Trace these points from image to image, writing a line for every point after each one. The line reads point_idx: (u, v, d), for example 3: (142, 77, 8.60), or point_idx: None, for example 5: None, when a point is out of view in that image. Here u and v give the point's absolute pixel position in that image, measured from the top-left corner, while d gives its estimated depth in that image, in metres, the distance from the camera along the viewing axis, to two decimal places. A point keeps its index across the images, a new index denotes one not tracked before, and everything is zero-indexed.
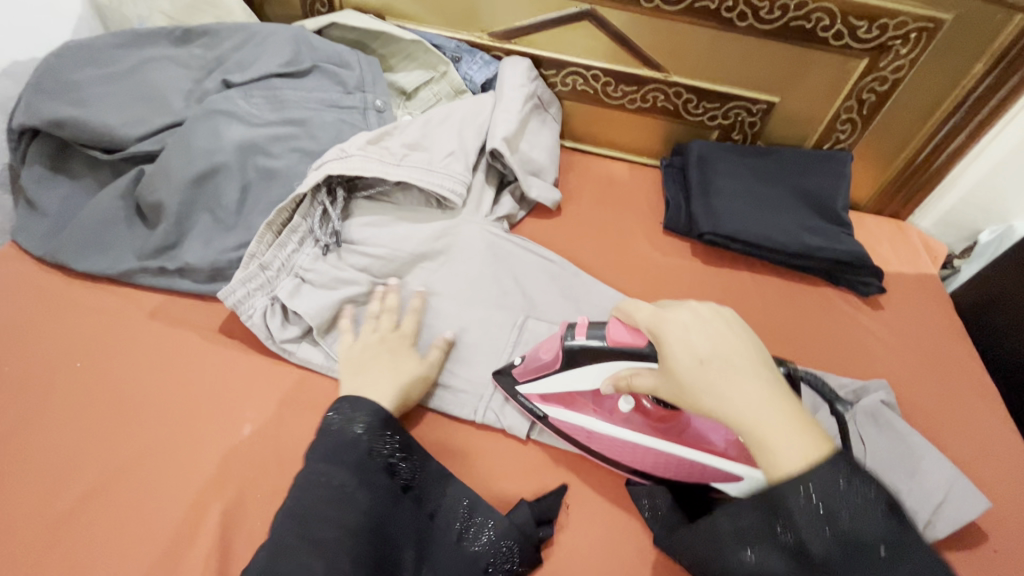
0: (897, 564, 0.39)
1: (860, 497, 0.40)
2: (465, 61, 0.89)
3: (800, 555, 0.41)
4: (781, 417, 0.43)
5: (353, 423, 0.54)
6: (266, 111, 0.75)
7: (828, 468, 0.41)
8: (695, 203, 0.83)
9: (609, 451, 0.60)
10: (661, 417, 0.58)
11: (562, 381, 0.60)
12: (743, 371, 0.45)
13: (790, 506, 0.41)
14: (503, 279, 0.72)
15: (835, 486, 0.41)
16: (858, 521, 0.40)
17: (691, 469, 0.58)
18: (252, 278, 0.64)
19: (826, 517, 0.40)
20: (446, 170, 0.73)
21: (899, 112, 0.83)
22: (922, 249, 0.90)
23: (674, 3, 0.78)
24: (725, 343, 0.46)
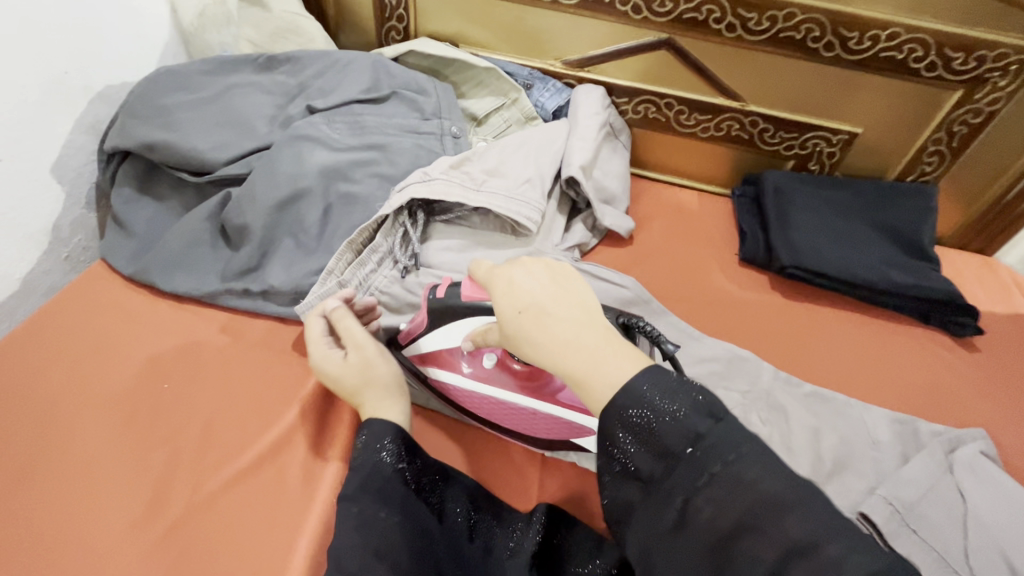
0: (704, 464, 0.36)
1: (658, 398, 0.38)
2: (536, 89, 0.89)
3: (643, 476, 0.38)
4: (594, 345, 0.41)
5: (375, 448, 0.50)
6: (347, 136, 0.76)
7: (636, 386, 0.38)
8: (773, 236, 0.81)
9: (476, 406, 0.60)
10: (525, 374, 0.58)
11: (434, 343, 0.60)
12: (561, 317, 0.42)
13: (618, 432, 0.38)
14: None
15: (637, 395, 0.38)
16: (660, 425, 0.37)
17: (549, 424, 0.57)
18: (330, 295, 0.65)
19: (640, 432, 0.38)
20: (524, 198, 0.72)
21: (990, 145, 0.80)
22: (1013, 287, 0.85)
23: (758, 33, 0.77)
24: (552, 288, 0.44)
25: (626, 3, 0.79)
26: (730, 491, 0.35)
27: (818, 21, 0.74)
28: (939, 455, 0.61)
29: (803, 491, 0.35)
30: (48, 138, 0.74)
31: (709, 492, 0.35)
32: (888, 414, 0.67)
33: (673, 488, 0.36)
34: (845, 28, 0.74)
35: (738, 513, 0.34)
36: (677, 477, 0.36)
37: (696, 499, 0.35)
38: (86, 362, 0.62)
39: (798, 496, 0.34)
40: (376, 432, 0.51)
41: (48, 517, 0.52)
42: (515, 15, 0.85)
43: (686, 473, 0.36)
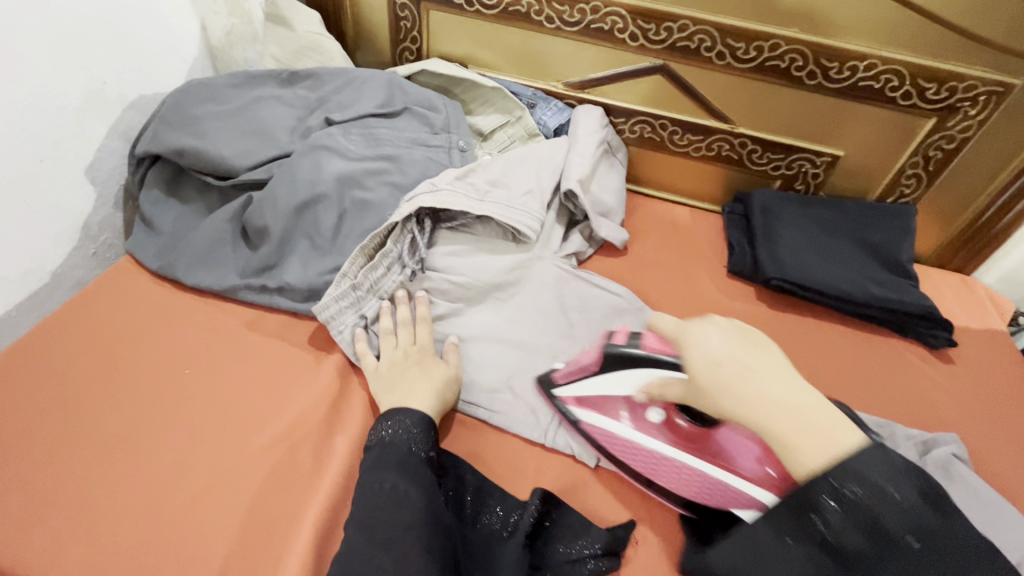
0: (924, 556, 0.41)
1: (893, 489, 0.42)
2: (539, 108, 0.95)
3: (836, 552, 0.43)
4: (796, 411, 0.45)
5: (405, 434, 0.56)
6: (361, 147, 0.81)
7: (856, 462, 0.43)
8: (760, 250, 0.86)
9: (627, 458, 0.60)
10: (690, 435, 0.60)
11: (597, 386, 0.62)
12: (769, 378, 0.47)
13: (825, 502, 0.43)
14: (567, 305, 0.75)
15: (870, 478, 0.42)
16: (881, 507, 0.42)
17: (702, 486, 0.56)
18: (345, 296, 0.68)
19: (856, 512, 0.42)
20: (525, 208, 0.77)
21: (964, 169, 0.85)
22: (990, 305, 0.89)
23: (746, 61, 0.83)
24: (747, 350, 0.49)
25: (624, 31, 0.85)
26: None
27: (801, 52, 0.80)
28: (912, 456, 0.65)
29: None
30: (84, 141, 0.79)
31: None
32: (868, 417, 0.70)
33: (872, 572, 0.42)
34: (826, 58, 0.80)
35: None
36: (886, 563, 0.42)
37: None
38: (112, 348, 0.66)
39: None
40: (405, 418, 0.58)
41: (74, 487, 0.56)
42: (521, 39, 0.92)
43: (877, 563, 0.42)
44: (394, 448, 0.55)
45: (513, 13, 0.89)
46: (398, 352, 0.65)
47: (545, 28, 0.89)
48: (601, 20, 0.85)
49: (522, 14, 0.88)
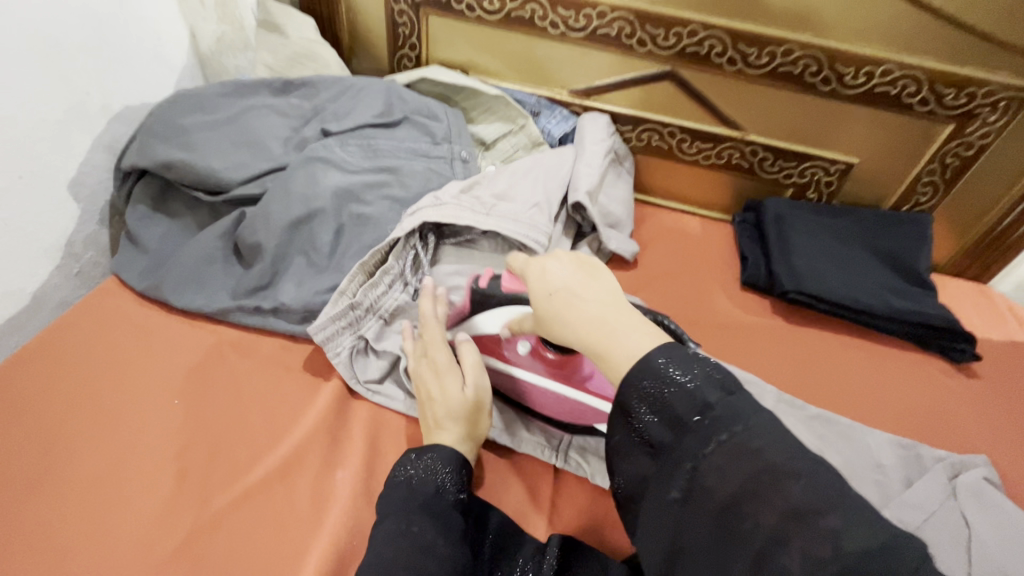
0: (714, 432, 0.38)
1: (678, 372, 0.40)
2: (543, 116, 0.92)
3: (654, 449, 0.40)
4: (613, 323, 0.45)
5: (433, 474, 0.52)
6: (360, 158, 0.78)
7: (650, 358, 0.41)
8: (775, 261, 0.82)
9: (512, 387, 0.64)
10: (559, 363, 0.60)
11: (475, 327, 0.64)
12: (590, 301, 0.46)
13: (635, 401, 0.41)
14: None
15: (656, 368, 0.41)
16: (679, 391, 0.39)
17: (564, 406, 0.61)
18: (343, 317, 0.64)
19: (655, 403, 0.40)
20: (532, 221, 0.73)
21: (982, 176, 0.83)
22: (1009, 314, 0.87)
23: (758, 66, 0.80)
24: (580, 278, 0.48)
25: (632, 37, 0.82)
26: (740, 456, 0.36)
27: (816, 57, 0.77)
28: (942, 479, 0.62)
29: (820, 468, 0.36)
30: (67, 155, 0.75)
31: (724, 451, 0.37)
32: (893, 438, 0.67)
33: (683, 456, 0.38)
34: (841, 64, 0.77)
35: (743, 478, 0.36)
36: (689, 443, 0.38)
37: (702, 463, 0.37)
38: (97, 378, 0.62)
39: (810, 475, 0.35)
40: (435, 455, 0.53)
41: (56, 534, 0.51)
42: (524, 45, 0.89)
43: (696, 439, 0.38)
44: (419, 491, 0.51)
45: (517, 18, 0.85)
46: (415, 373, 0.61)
47: (550, 33, 0.86)
48: (607, 26, 0.82)
49: (526, 19, 0.85)
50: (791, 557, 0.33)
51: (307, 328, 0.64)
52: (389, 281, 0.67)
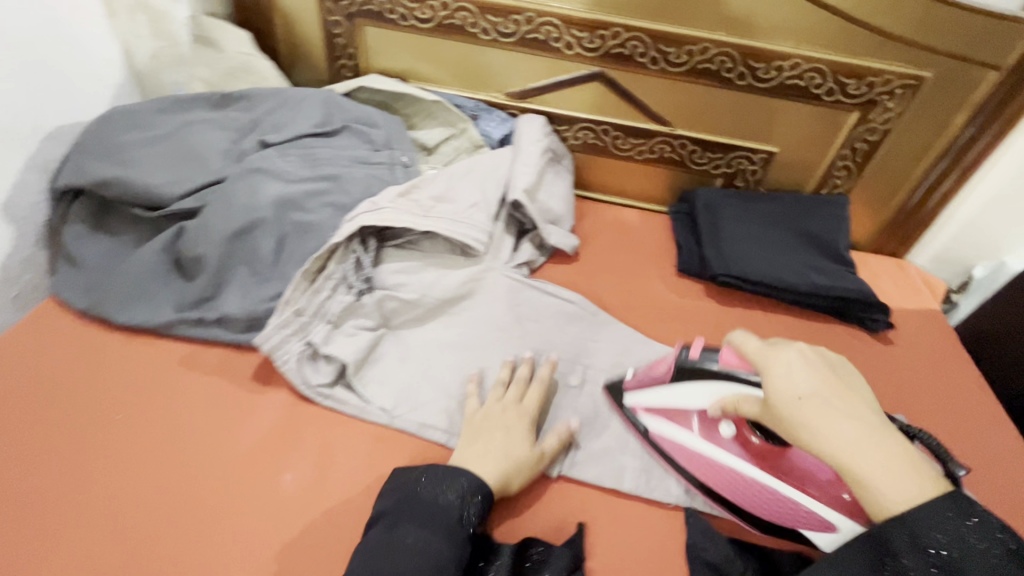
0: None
1: (977, 539, 0.38)
2: (482, 119, 0.95)
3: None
4: (883, 457, 0.42)
5: (459, 500, 0.52)
6: (299, 168, 0.79)
7: (938, 509, 0.39)
8: (706, 247, 0.88)
9: (709, 476, 0.60)
10: (763, 453, 0.58)
11: (668, 398, 0.62)
12: (845, 415, 0.44)
13: (900, 553, 0.39)
14: (519, 314, 0.74)
15: (946, 524, 0.39)
16: (965, 551, 0.38)
17: (768, 503, 0.57)
18: (287, 324, 0.64)
19: (941, 565, 0.38)
20: (471, 220, 0.76)
21: (890, 159, 0.90)
22: (923, 285, 0.94)
23: (678, 65, 0.85)
24: (830, 386, 0.46)
25: (559, 41, 0.86)
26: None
27: (730, 54, 0.83)
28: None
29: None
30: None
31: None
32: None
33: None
34: (753, 59, 0.82)
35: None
36: None
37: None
38: (35, 400, 0.62)
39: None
40: (470, 483, 0.53)
41: None
42: (459, 51, 0.91)
43: None
44: (441, 507, 0.52)
45: (449, 26, 0.88)
46: (496, 405, 0.62)
47: (481, 39, 0.89)
48: (535, 31, 0.86)
49: (458, 27, 0.88)
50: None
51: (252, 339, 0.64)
52: (332, 286, 0.68)
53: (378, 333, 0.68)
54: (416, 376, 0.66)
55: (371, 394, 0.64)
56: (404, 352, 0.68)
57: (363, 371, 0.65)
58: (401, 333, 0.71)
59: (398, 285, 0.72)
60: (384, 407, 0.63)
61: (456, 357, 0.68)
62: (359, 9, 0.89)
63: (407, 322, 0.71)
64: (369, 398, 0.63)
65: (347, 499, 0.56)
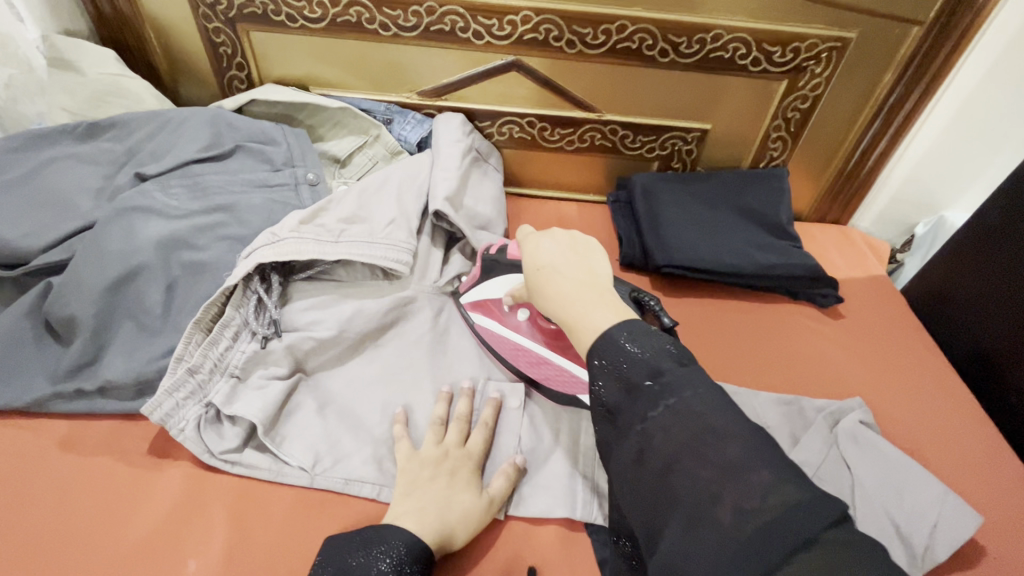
0: (663, 395, 0.39)
1: (638, 342, 0.42)
2: (396, 123, 0.87)
3: (610, 412, 0.42)
4: (589, 302, 0.47)
5: (398, 570, 0.45)
6: (187, 201, 0.70)
7: (614, 334, 0.43)
8: (647, 237, 0.83)
9: (512, 358, 0.65)
10: (555, 333, 0.63)
11: (480, 292, 0.67)
12: (568, 277, 0.49)
13: (592, 370, 0.43)
14: (447, 333, 0.69)
15: (618, 342, 0.42)
16: (633, 360, 0.41)
17: (556, 376, 0.62)
18: (179, 386, 0.56)
19: (614, 372, 0.41)
20: (389, 239, 0.69)
21: (823, 125, 0.87)
22: (869, 251, 0.93)
23: (597, 46, 0.79)
24: (571, 254, 0.52)
25: (466, 30, 0.79)
26: (683, 417, 0.38)
27: (648, 31, 0.77)
28: (825, 430, 0.63)
29: (747, 426, 0.37)
30: None
31: (672, 409, 0.38)
32: (776, 397, 0.67)
33: (634, 419, 0.40)
34: (673, 34, 0.77)
35: (690, 438, 0.37)
36: (636, 408, 0.40)
37: (650, 427, 0.38)
38: None
39: (743, 444, 0.36)
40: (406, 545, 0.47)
41: None
42: (361, 51, 0.83)
43: (645, 401, 0.40)
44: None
45: (344, 24, 0.80)
46: (434, 450, 0.55)
47: (382, 36, 0.81)
48: (439, 22, 0.78)
49: (354, 24, 0.80)
50: (723, 510, 0.33)
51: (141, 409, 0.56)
52: (231, 334, 0.60)
53: (291, 381, 0.61)
54: (339, 426, 0.59)
55: (287, 452, 0.57)
56: (324, 398, 0.61)
57: (277, 427, 0.58)
58: (320, 375, 0.64)
59: (312, 323, 0.65)
60: (303, 466, 0.56)
61: (383, 394, 0.62)
62: (240, 13, 0.79)
63: (326, 362, 0.64)
64: (286, 457, 0.56)
65: (261, 575, 0.50)
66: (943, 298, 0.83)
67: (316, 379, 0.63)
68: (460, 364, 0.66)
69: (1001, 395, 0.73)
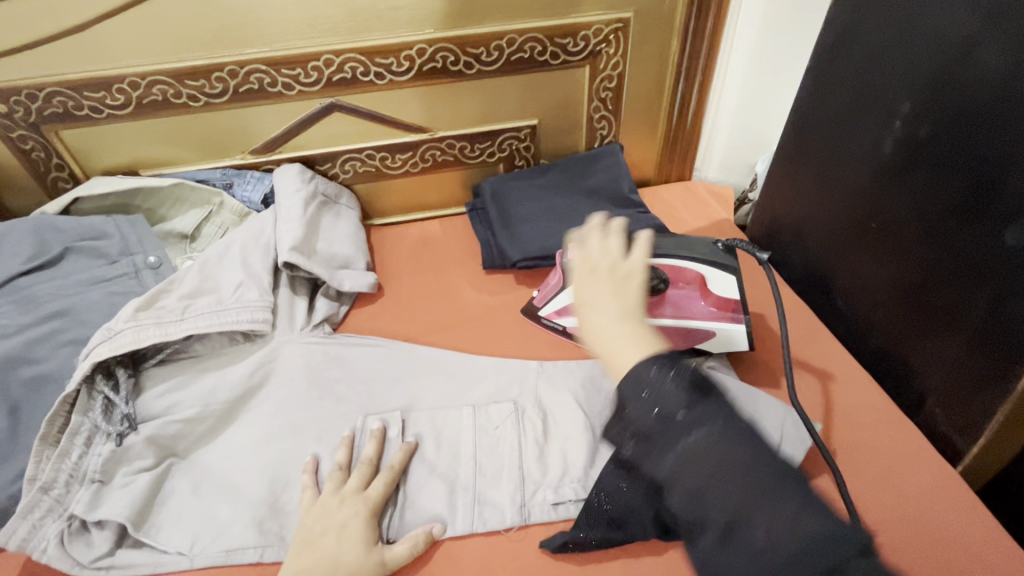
0: (689, 430, 0.37)
1: (662, 377, 0.39)
2: (237, 185, 0.88)
3: (638, 439, 0.39)
4: (624, 338, 0.45)
5: None
6: (17, 316, 0.68)
7: (639, 371, 0.40)
8: (502, 237, 0.87)
9: None
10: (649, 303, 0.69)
11: (568, 296, 0.74)
12: (613, 303, 0.49)
13: (624, 398, 0.40)
14: (319, 376, 0.69)
15: (642, 380, 0.39)
16: (660, 395, 0.38)
17: (683, 335, 0.68)
18: (35, 506, 0.55)
19: (646, 400, 0.39)
20: (239, 302, 0.69)
21: (636, 97, 0.94)
22: (711, 199, 1.00)
23: (404, 73, 0.83)
24: (603, 285, 0.51)
25: (275, 84, 0.81)
26: (717, 448, 0.36)
27: (448, 49, 0.82)
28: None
29: (751, 455, 0.36)
30: None
31: (698, 451, 0.36)
32: None
33: (664, 450, 0.37)
34: (471, 47, 0.82)
35: (713, 476, 0.35)
36: (665, 441, 0.37)
37: (679, 461, 0.36)
38: None
39: (783, 483, 0.35)
40: None
41: None
42: (179, 124, 0.83)
43: (669, 435, 0.37)
44: None
45: (151, 104, 0.80)
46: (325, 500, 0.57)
47: (194, 107, 0.81)
48: (245, 81, 0.79)
49: (161, 102, 0.80)
50: (743, 543, 0.34)
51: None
52: (82, 443, 0.60)
53: (159, 469, 0.60)
54: (215, 500, 0.59)
55: (161, 541, 0.56)
56: (197, 477, 0.61)
57: (148, 519, 0.57)
58: (192, 456, 0.63)
59: (171, 407, 0.65)
60: (180, 549, 0.56)
61: (257, 455, 0.62)
62: (41, 116, 0.78)
63: (195, 442, 0.64)
64: (162, 545, 0.56)
65: None
66: (776, 232, 0.87)
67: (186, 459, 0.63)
68: (338, 404, 0.67)
69: (830, 303, 0.79)
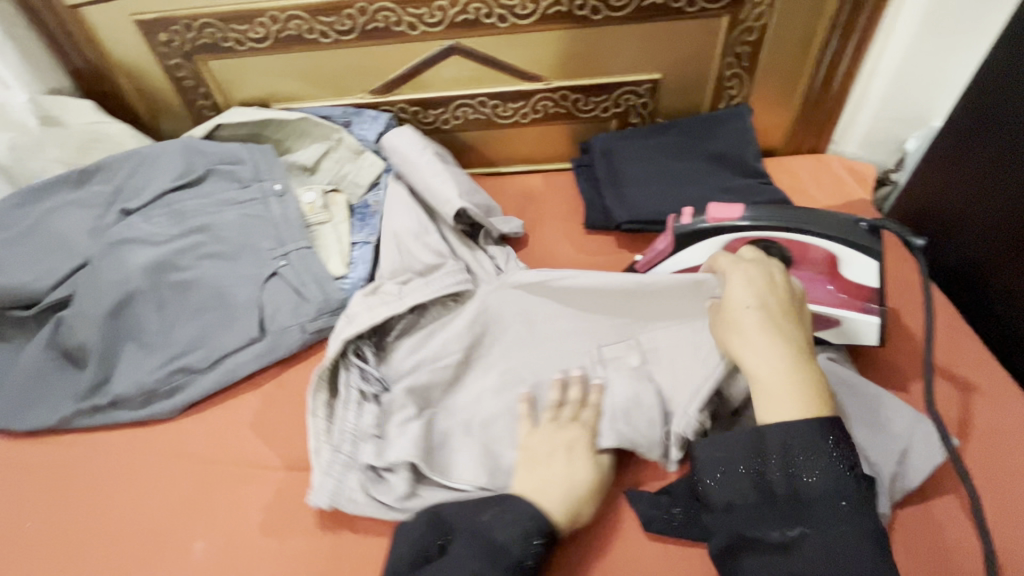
0: (848, 518, 0.43)
1: (838, 456, 0.45)
2: (354, 124, 0.89)
3: (768, 491, 0.46)
4: (786, 383, 0.48)
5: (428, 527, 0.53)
6: (167, 227, 0.77)
7: (804, 430, 0.45)
8: (607, 196, 0.84)
9: None
10: None
11: (676, 263, 0.67)
12: (782, 333, 0.50)
13: (780, 451, 0.46)
14: (535, 325, 0.68)
15: (817, 446, 0.45)
16: (827, 474, 0.44)
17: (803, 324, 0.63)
18: (332, 463, 0.59)
19: (804, 472, 0.45)
20: (442, 268, 0.71)
21: (778, 54, 0.84)
22: (848, 175, 0.89)
23: (527, 16, 0.80)
24: (769, 308, 0.52)
25: (400, 23, 0.81)
26: (853, 544, 0.42)
27: None
28: None
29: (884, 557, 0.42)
30: None
31: (841, 537, 0.43)
32: None
33: (801, 520, 0.44)
34: None
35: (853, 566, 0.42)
36: (816, 510, 0.44)
37: (815, 534, 0.43)
38: None
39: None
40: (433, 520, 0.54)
41: None
42: (309, 60, 0.87)
43: (816, 510, 0.44)
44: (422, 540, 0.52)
45: (287, 38, 0.83)
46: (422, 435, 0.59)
47: (324, 43, 0.84)
48: (373, 20, 0.81)
49: (296, 37, 0.83)
50: None
51: (308, 498, 0.58)
52: (351, 404, 0.63)
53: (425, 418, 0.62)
54: (494, 431, 0.61)
55: (456, 477, 0.58)
56: (473, 416, 0.63)
57: (436, 457, 0.60)
58: (445, 404, 0.65)
59: (414, 368, 0.66)
60: (477, 483, 0.58)
61: (497, 402, 0.63)
62: (193, 46, 0.85)
63: (442, 394, 0.65)
64: (461, 483, 0.58)
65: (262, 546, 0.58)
66: (926, 212, 0.77)
67: (449, 407, 0.64)
68: (563, 355, 0.66)
69: (976, 296, 0.69)
